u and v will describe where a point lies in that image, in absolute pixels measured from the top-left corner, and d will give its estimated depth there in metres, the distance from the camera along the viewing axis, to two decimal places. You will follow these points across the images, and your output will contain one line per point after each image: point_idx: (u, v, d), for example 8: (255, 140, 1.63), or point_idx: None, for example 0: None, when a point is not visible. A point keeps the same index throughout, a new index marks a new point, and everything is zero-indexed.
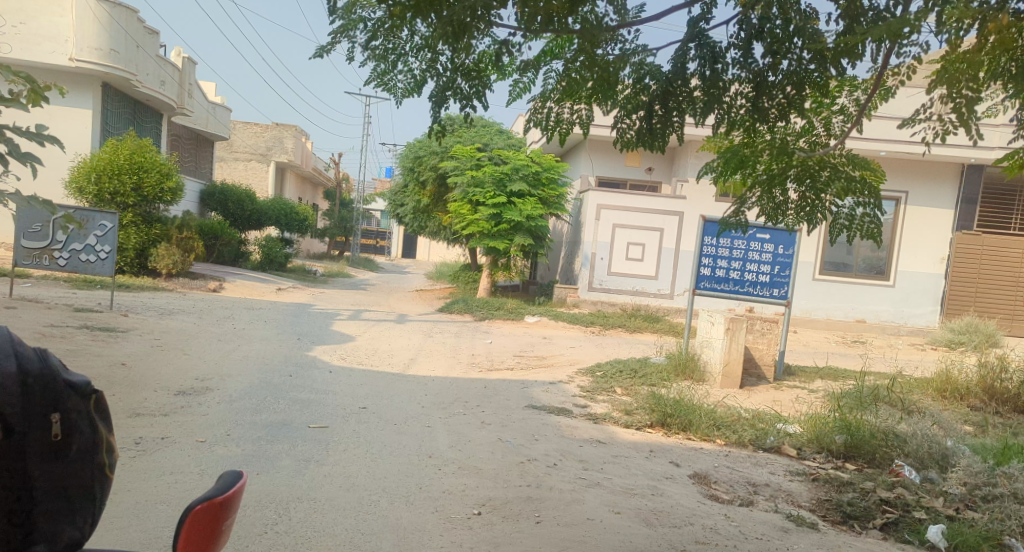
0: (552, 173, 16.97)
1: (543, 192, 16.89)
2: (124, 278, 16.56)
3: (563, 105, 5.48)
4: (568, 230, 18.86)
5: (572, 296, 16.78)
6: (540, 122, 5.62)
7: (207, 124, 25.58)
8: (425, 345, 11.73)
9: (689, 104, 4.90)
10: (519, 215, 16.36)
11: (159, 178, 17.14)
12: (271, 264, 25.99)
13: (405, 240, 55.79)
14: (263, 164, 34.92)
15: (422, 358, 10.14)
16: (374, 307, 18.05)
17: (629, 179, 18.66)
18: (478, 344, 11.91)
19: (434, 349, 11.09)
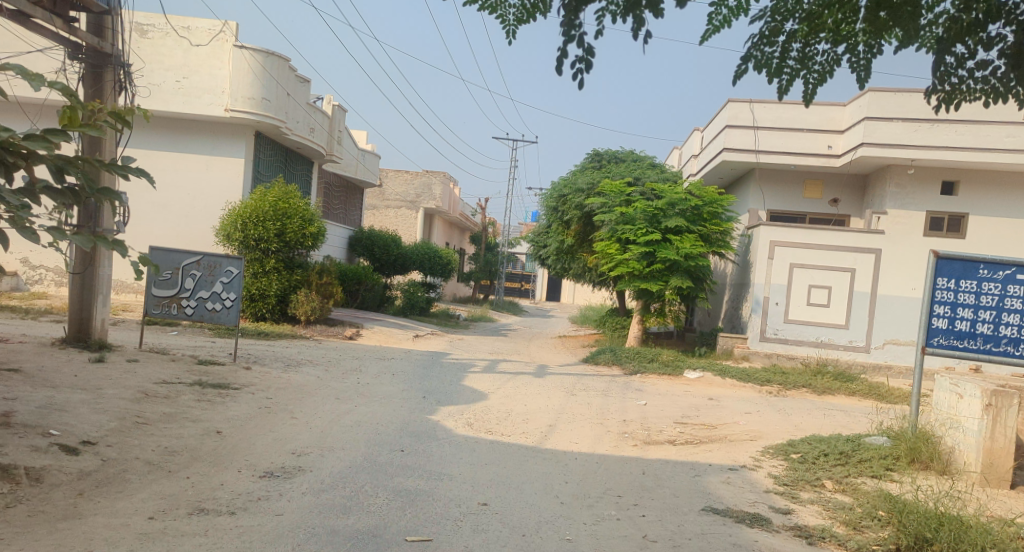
0: (713, 207, 15.98)
1: (704, 227, 15.81)
2: (264, 325, 16.02)
3: (779, 42, 4.90)
4: (733, 271, 17.61)
5: (740, 347, 15.48)
6: (764, 61, 4.90)
7: (356, 171, 25.18)
8: (569, 404, 10.15)
9: (986, 30, 4.81)
10: (676, 253, 15.32)
11: (300, 225, 16.25)
12: (413, 309, 25.36)
13: (552, 284, 54.81)
14: (411, 210, 34.89)
15: (563, 424, 8.54)
16: (514, 357, 16.65)
17: (807, 212, 16.85)
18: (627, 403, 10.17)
19: (577, 410, 9.50)
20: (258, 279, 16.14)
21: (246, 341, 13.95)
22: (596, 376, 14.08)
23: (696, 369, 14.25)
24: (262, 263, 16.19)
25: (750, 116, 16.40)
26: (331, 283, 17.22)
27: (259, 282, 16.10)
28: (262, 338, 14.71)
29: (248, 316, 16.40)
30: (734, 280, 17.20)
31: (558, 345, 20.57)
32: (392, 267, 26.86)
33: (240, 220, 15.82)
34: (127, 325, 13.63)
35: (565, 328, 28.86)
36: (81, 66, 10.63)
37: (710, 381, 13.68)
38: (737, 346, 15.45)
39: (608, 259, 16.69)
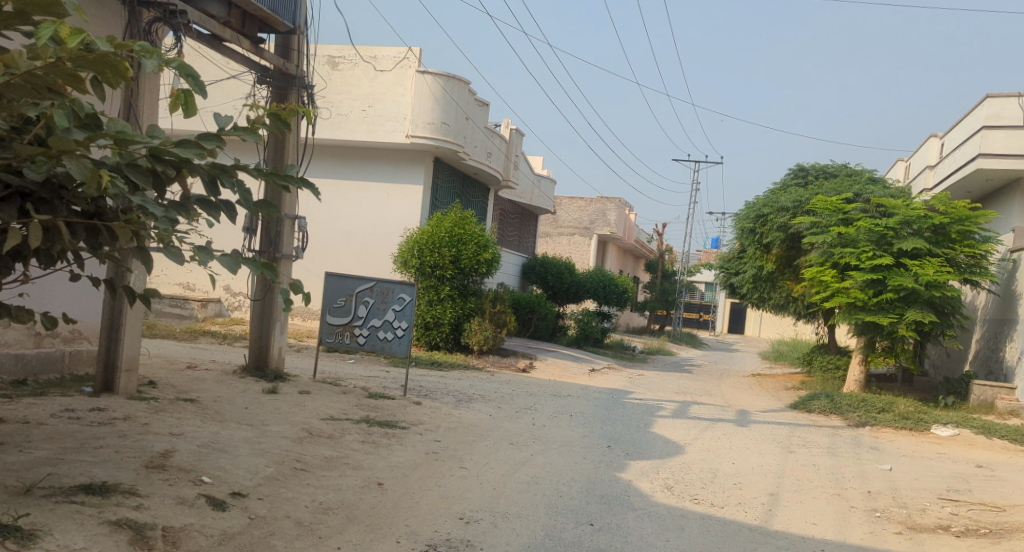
0: (959, 226, 15.13)
1: (943, 247, 15.13)
2: (437, 355, 15.34)
3: None
4: (991, 307, 17.29)
5: (1005, 399, 15.28)
6: None
7: (531, 197, 24.48)
8: (791, 483, 8.39)
9: None
10: (912, 277, 14.72)
11: (476, 251, 15.40)
12: (586, 339, 24.06)
13: (731, 314, 51.77)
14: (585, 238, 33.83)
15: (779, 512, 6.96)
16: (706, 400, 14.90)
17: None
18: (872, 500, 8.27)
19: (812, 499, 7.74)
20: (433, 305, 15.53)
21: (420, 372, 13.28)
22: (811, 435, 12.07)
23: (946, 424, 14.19)
24: (437, 290, 15.54)
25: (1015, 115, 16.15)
26: (504, 310, 16.24)
27: (434, 309, 15.48)
28: (438, 369, 13.99)
29: (422, 343, 15.82)
30: (995, 318, 17.07)
31: (750, 385, 18.53)
32: (566, 295, 25.83)
33: (417, 245, 15.29)
34: (306, 350, 13.34)
35: (751, 365, 26.57)
36: (268, 89, 9.82)
37: (968, 440, 13.55)
38: (1002, 398, 15.28)
39: (826, 286, 16.31)
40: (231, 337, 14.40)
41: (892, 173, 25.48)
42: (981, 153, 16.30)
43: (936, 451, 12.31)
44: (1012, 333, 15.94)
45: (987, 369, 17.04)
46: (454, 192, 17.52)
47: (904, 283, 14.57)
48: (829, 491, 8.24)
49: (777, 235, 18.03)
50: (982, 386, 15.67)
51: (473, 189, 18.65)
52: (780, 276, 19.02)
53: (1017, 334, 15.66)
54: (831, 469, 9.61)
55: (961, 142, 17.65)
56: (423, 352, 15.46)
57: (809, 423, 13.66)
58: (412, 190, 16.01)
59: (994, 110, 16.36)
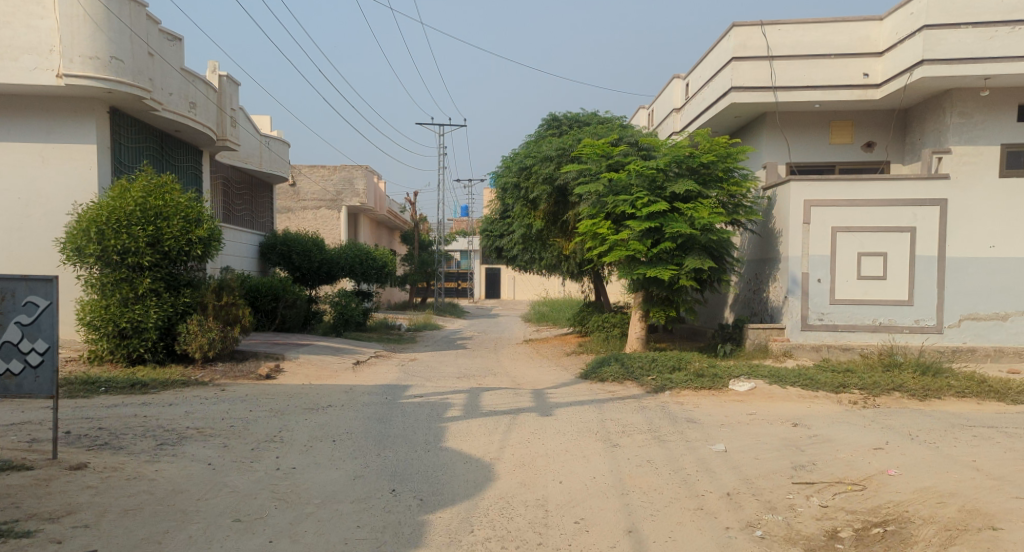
0: (728, 163, 12.99)
1: (713, 188, 12.97)
2: (144, 372, 11.48)
3: None
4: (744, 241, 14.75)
5: (779, 340, 12.98)
6: None
7: (261, 164, 20.65)
8: (641, 503, 6.09)
9: None
10: (688, 223, 12.41)
11: (185, 229, 11.80)
12: (347, 324, 20.88)
13: (489, 281, 50.80)
14: (332, 209, 30.24)
15: None
16: (493, 383, 12.47)
17: (838, 162, 15.13)
18: (745, 501, 6.23)
19: (683, 537, 5.45)
20: (128, 305, 11.57)
21: (109, 402, 9.51)
22: (625, 410, 10.10)
23: (742, 377, 11.59)
24: (132, 284, 11.60)
25: (760, 44, 14.58)
26: (238, 303, 12.87)
27: (130, 310, 11.54)
28: (140, 394, 10.24)
29: (117, 357, 11.77)
30: (752, 254, 14.32)
31: (534, 354, 16.58)
32: (320, 276, 22.35)
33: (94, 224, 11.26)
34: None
35: (523, 330, 24.97)
36: None
37: (765, 393, 11.09)
38: (776, 340, 12.94)
39: (598, 241, 13.62)
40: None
41: (637, 120, 24.99)
42: (732, 86, 14.54)
43: (749, 413, 9.93)
44: (775, 272, 13.46)
45: (743, 302, 14.71)
46: (144, 153, 13.36)
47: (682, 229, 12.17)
48: (693, 503, 6.10)
49: (543, 188, 15.61)
50: (757, 330, 13.13)
51: (177, 147, 14.68)
52: (549, 233, 16.76)
53: (781, 274, 13.24)
54: (669, 454, 7.57)
55: (711, 76, 15.72)
56: (121, 370, 11.49)
57: (612, 389, 11.77)
58: (83, 150, 11.86)
59: (740, 39, 14.60)
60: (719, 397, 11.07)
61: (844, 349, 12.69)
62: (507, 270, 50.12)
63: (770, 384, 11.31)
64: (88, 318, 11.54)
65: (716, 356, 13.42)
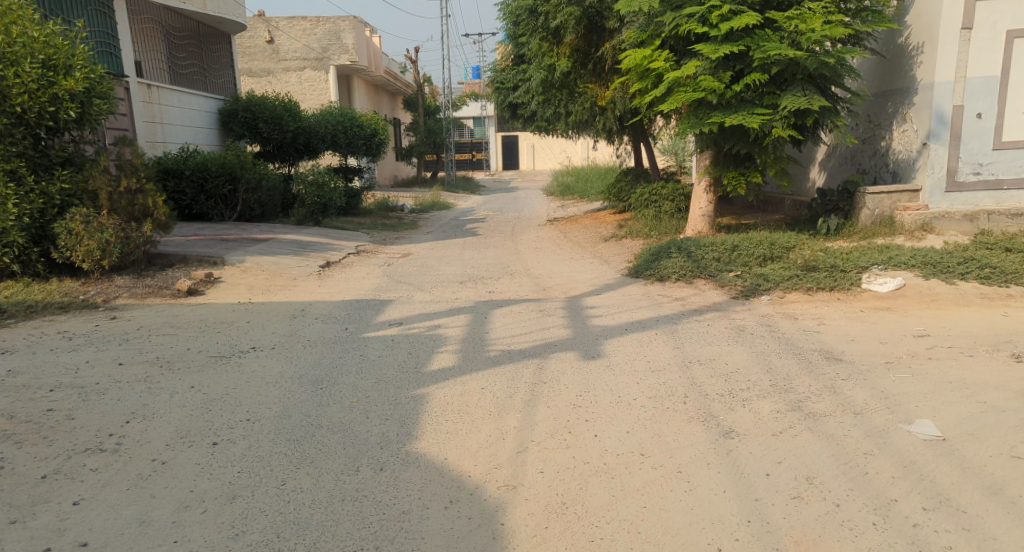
0: None
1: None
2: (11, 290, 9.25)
3: None
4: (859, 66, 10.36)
5: (910, 209, 9.05)
6: None
7: (206, 5, 17.94)
8: None
9: None
10: (786, 41, 8.37)
11: (37, 79, 9.49)
12: (327, 209, 16.94)
13: (506, 149, 46.43)
14: (319, 70, 25.91)
15: None
16: (505, 291, 8.87)
17: None
18: None
19: None
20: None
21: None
22: (706, 327, 6.26)
23: (877, 269, 7.38)
24: None
25: None
26: (145, 189, 10.55)
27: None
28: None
29: None
30: (869, 85, 10.03)
31: (558, 240, 12.94)
32: (295, 147, 19.36)
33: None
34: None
35: (545, 205, 21.13)
36: None
37: (924, 294, 6.99)
38: (907, 210, 9.01)
39: (648, 81, 9.54)
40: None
41: None
42: None
43: (918, 328, 6.03)
44: (903, 108, 9.32)
45: (850, 159, 10.47)
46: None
47: (780, 50, 8.11)
48: None
49: (571, 11, 11.37)
50: (876, 195, 9.15)
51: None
52: (577, 77, 12.66)
53: (915, 110, 9.13)
54: (836, 458, 3.86)
55: None
56: None
57: (676, 287, 7.88)
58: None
59: None
60: (839, 306, 6.73)
61: (1014, 216, 8.88)
62: (525, 137, 45.82)
63: (924, 279, 7.17)
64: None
65: (814, 234, 9.45)
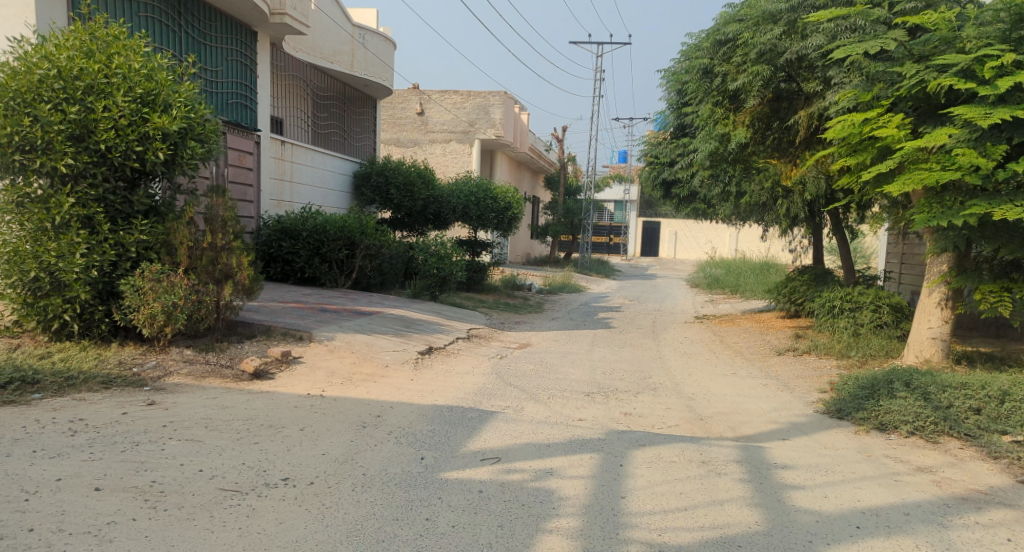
0: None
1: None
2: (65, 358, 8.17)
3: None
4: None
5: None
6: None
7: (353, 66, 17.35)
8: None
9: None
10: None
11: (127, 116, 8.27)
12: (446, 284, 15.03)
13: (647, 236, 44.15)
14: (464, 142, 24.85)
15: None
16: (651, 415, 6.52)
17: None
18: None
19: None
20: (43, 240, 8.22)
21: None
22: (1001, 547, 3.74)
23: None
24: (48, 208, 8.21)
25: None
26: (233, 247, 9.16)
27: (42, 247, 8.16)
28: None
29: (35, 324, 8.49)
30: None
31: (711, 344, 10.48)
32: (424, 216, 17.85)
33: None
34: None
35: (693, 299, 18.55)
36: None
37: None
38: None
39: (868, 157, 7.04)
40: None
41: None
42: None
43: None
44: None
45: None
46: (139, 12, 11.29)
47: None
48: None
49: (760, 70, 9.21)
50: None
51: (182, 9, 12.17)
52: (757, 153, 10.34)
53: None
54: None
55: None
56: (31, 353, 8.16)
57: (913, 449, 5.19)
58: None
59: None
60: None
61: None
62: (669, 224, 43.11)
63: None
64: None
65: None
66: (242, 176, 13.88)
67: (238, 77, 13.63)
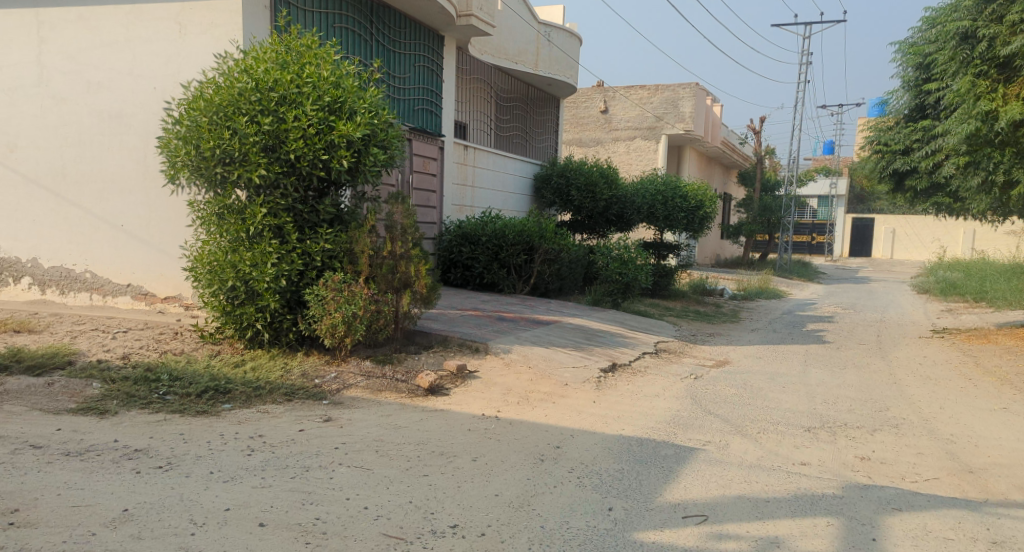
0: None
1: None
2: (255, 368, 8.10)
3: None
4: None
5: None
6: None
7: (538, 65, 16.55)
8: None
9: None
10: None
11: (315, 125, 8.03)
12: (629, 290, 13.96)
13: (858, 234, 41.09)
14: (650, 139, 23.62)
15: None
16: (904, 468, 5.21)
17: None
18: None
19: None
20: (240, 251, 8.17)
21: (118, 425, 6.84)
22: None
23: None
24: (243, 218, 8.18)
25: None
26: (411, 256, 8.62)
27: (239, 257, 8.12)
28: (151, 470, 5.78)
29: (232, 330, 8.53)
30: None
31: (957, 367, 8.73)
32: (606, 217, 16.80)
33: (196, 116, 8.16)
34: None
35: (921, 308, 16.21)
36: None
37: None
38: None
39: None
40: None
41: None
42: None
43: None
44: None
45: None
46: (334, 23, 11.27)
47: None
48: None
49: None
50: None
51: (374, 17, 12.03)
52: None
53: None
54: None
55: None
56: (228, 364, 8.19)
57: None
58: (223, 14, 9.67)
59: None
60: None
61: None
62: (885, 220, 39.85)
63: None
64: (197, 272, 8.40)
65: None
66: (427, 182, 13.62)
67: (424, 82, 13.38)
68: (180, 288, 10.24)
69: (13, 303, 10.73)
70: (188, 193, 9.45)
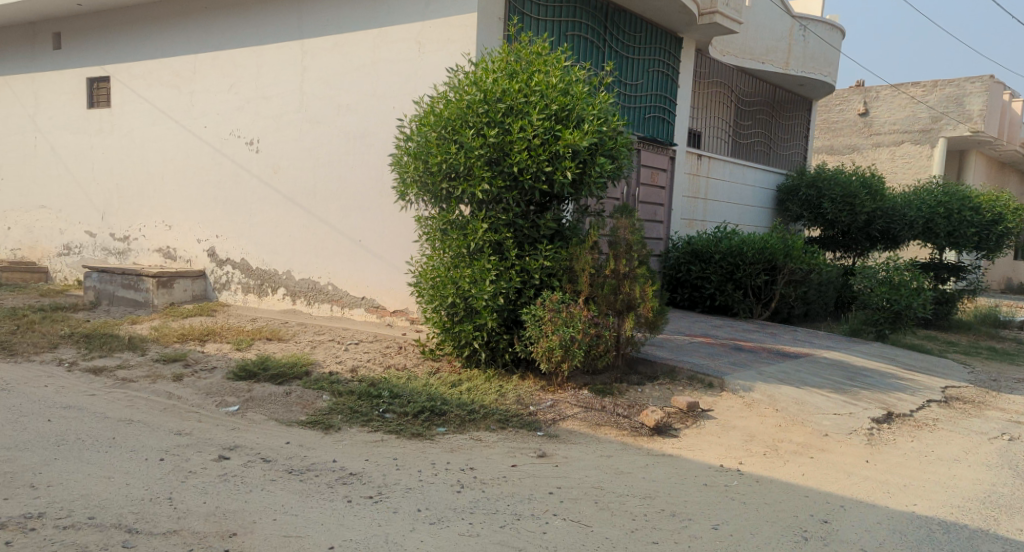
0: None
1: None
2: (470, 390, 7.48)
3: None
4: None
5: None
6: None
7: (788, 64, 14.73)
8: None
9: None
10: None
11: (543, 138, 7.27)
12: (898, 320, 11.68)
13: None
14: (920, 144, 20.58)
15: None
16: None
17: None
18: None
19: None
20: (461, 266, 7.59)
21: (340, 442, 6.56)
22: None
23: None
24: (466, 234, 7.59)
25: None
26: (635, 274, 7.47)
27: (460, 273, 7.53)
28: (362, 501, 5.44)
29: (450, 348, 7.98)
30: None
31: None
32: (864, 231, 14.38)
33: (425, 132, 7.70)
34: (63, 485, 5.53)
35: None
36: None
37: None
38: None
39: None
40: (64, 399, 7.44)
41: None
42: None
43: None
44: None
45: None
46: (568, 31, 10.49)
47: None
48: None
49: None
50: None
51: (610, 20, 11.14)
52: None
53: None
54: None
55: None
56: (445, 384, 7.62)
57: None
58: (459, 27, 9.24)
59: None
60: None
61: None
62: None
63: None
64: (421, 288, 7.94)
65: None
66: (655, 195, 12.51)
67: (659, 88, 12.29)
68: (407, 303, 9.95)
69: (270, 312, 11.16)
70: (419, 208, 9.19)
